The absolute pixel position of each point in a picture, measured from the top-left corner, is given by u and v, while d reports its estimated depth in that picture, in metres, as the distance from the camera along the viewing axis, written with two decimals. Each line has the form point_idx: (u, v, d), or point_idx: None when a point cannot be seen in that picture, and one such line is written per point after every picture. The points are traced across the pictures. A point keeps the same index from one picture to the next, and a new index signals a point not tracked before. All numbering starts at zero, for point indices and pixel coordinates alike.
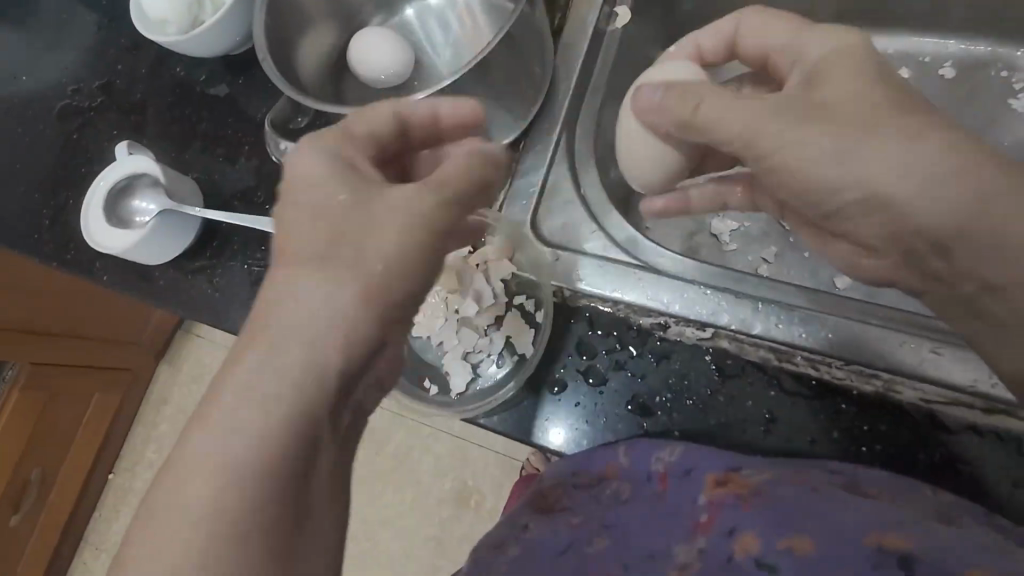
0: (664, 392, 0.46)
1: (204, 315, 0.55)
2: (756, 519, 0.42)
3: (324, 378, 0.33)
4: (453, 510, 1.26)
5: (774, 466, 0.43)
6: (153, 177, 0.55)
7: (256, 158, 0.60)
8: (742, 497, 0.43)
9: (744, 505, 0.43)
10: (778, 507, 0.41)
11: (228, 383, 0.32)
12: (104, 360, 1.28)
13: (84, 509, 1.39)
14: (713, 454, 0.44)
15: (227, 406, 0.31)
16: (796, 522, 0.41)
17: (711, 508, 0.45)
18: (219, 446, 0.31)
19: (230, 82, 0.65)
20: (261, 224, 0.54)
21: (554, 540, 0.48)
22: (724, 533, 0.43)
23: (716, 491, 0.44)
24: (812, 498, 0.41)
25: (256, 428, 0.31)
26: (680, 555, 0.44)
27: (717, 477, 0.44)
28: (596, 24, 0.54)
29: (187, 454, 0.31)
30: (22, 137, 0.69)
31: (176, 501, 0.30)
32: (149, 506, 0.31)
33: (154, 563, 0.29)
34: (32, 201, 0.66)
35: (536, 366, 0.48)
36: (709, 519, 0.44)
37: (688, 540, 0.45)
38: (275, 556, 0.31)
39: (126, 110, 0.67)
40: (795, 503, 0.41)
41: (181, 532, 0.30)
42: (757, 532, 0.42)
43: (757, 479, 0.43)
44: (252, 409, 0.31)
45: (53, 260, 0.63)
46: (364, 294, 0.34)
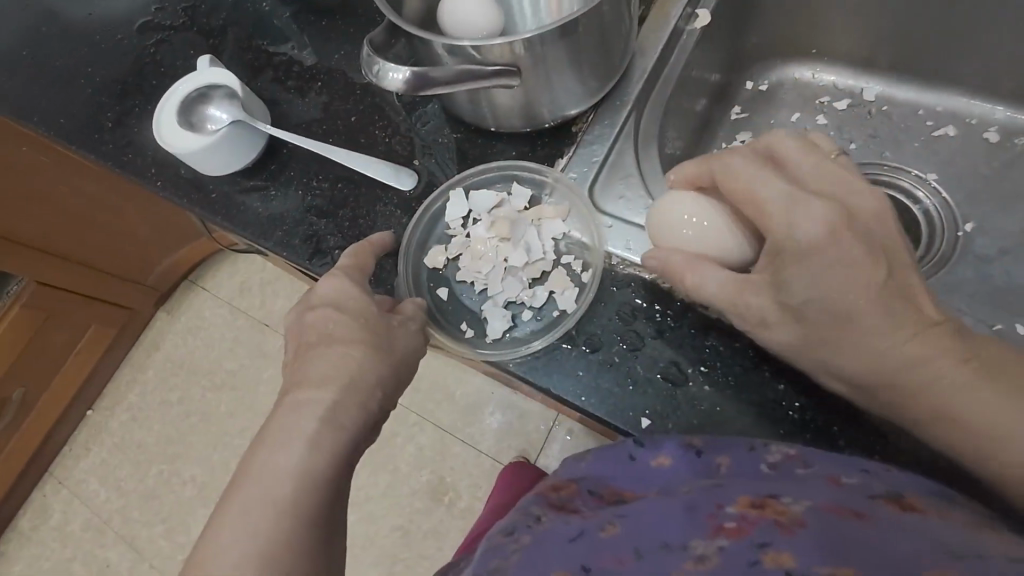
0: (698, 365, 0.46)
1: (250, 233, 0.57)
2: (801, 543, 0.32)
3: (373, 377, 0.44)
4: (427, 502, 1.28)
5: (827, 494, 0.36)
6: (233, 89, 0.58)
7: (325, 94, 0.62)
8: (780, 519, 0.34)
9: (783, 529, 0.33)
10: (822, 535, 0.32)
11: (305, 373, 0.44)
12: (104, 292, 1.37)
13: (59, 435, 1.45)
14: (750, 482, 0.38)
15: (305, 393, 0.43)
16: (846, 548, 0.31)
17: (742, 521, 0.35)
18: (302, 418, 0.42)
19: (311, 22, 0.67)
20: (330, 154, 0.57)
21: (561, 533, 0.39)
22: (752, 543, 0.33)
23: (747, 509, 0.36)
24: (863, 527, 0.33)
25: (326, 408, 0.43)
26: (695, 550, 0.34)
27: (751, 499, 0.36)
28: (676, 26, 0.58)
29: (278, 424, 0.43)
30: (101, 43, 0.72)
31: (273, 459, 0.41)
32: (252, 456, 0.42)
33: (256, 495, 0.40)
34: (100, 103, 0.68)
35: (574, 323, 0.49)
36: (737, 530, 0.34)
37: (707, 539, 0.35)
38: (325, 503, 0.41)
39: (205, 33, 0.69)
40: (843, 527, 0.33)
41: (277, 478, 0.40)
42: (796, 551, 0.32)
43: (799, 506, 0.35)
44: (320, 394, 0.43)
45: (111, 160, 0.65)
46: (380, 343, 0.46)
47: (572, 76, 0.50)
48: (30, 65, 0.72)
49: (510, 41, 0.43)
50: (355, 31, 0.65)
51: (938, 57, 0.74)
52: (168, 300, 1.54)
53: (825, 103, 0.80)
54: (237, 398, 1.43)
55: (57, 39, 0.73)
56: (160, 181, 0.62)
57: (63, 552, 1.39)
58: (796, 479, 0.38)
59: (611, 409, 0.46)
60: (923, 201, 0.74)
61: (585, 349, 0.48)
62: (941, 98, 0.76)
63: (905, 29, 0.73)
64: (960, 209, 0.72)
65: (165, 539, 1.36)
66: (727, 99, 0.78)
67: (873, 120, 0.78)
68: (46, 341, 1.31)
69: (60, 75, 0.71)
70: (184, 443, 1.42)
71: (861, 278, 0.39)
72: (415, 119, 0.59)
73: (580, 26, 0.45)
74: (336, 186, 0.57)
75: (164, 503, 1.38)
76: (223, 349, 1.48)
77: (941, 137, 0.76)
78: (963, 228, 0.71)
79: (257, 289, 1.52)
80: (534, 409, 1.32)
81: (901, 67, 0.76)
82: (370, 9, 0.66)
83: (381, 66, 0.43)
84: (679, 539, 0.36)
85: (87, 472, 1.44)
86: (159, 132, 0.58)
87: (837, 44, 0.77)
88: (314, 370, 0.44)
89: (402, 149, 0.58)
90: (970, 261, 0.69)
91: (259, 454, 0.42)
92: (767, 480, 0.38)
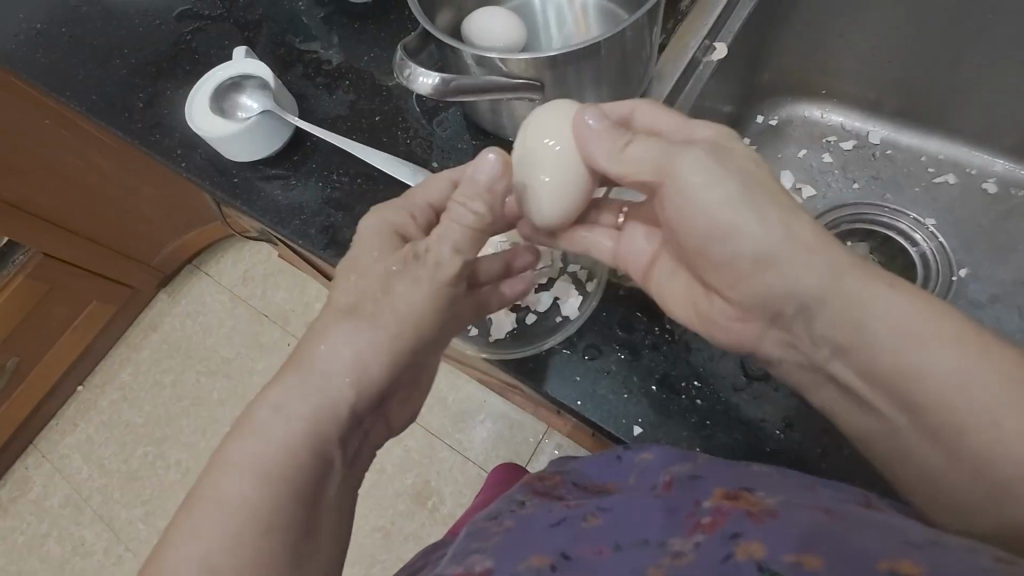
0: (690, 378, 0.49)
1: (268, 218, 0.59)
2: (770, 531, 0.34)
3: (374, 364, 0.45)
4: (408, 505, 1.28)
5: (803, 495, 0.38)
6: (267, 80, 0.60)
7: (352, 93, 0.64)
8: (751, 509, 0.36)
9: (755, 517, 0.35)
10: (792, 522, 0.34)
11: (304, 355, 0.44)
12: (109, 270, 1.37)
13: (48, 406, 1.45)
14: (726, 476, 0.41)
15: (301, 378, 0.43)
16: (813, 535, 0.32)
17: (717, 514, 0.37)
18: (294, 405, 0.43)
19: (345, 24, 0.69)
20: (351, 146, 0.59)
21: (541, 521, 0.41)
22: (726, 534, 0.35)
23: (722, 502, 0.38)
24: (835, 521, 0.34)
25: (321, 392, 0.43)
26: (672, 546, 0.36)
27: (726, 492, 0.39)
28: (693, 56, 0.60)
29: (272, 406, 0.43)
30: (140, 27, 0.74)
31: (257, 441, 0.41)
32: (236, 441, 0.42)
33: (237, 478, 0.40)
34: (134, 83, 0.71)
35: (575, 330, 0.51)
36: (712, 522, 0.36)
37: (685, 536, 0.37)
38: (309, 494, 0.41)
39: (242, 25, 0.72)
40: (811, 521, 0.34)
41: (263, 462, 0.40)
42: (767, 539, 0.33)
43: (771, 501, 0.37)
44: (320, 377, 0.44)
45: (139, 139, 0.67)
46: (386, 336, 0.45)
47: (591, 97, 0.52)
48: (68, 42, 0.75)
49: (534, 57, 0.45)
50: (386, 36, 0.68)
51: (943, 107, 0.77)
52: (170, 283, 1.56)
53: (832, 142, 0.83)
54: (231, 386, 1.44)
55: (98, 19, 0.76)
56: (185, 163, 0.64)
57: (39, 527, 1.38)
58: (774, 483, 0.40)
59: (604, 414, 0.48)
60: (920, 244, 0.76)
61: (584, 355, 0.50)
62: (944, 147, 0.79)
63: (912, 78, 0.76)
64: (956, 254, 0.75)
65: (143, 522, 1.35)
66: (739, 130, 0.81)
67: (877, 161, 0.81)
68: (46, 314, 1.32)
69: (97, 53, 0.73)
70: (172, 427, 1.42)
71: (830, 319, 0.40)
72: (437, 124, 0.61)
73: (605, 48, 0.47)
74: (356, 180, 0.59)
75: (146, 485, 1.38)
76: (222, 337, 1.49)
77: (942, 184, 0.78)
78: (958, 273, 0.73)
79: (259, 279, 1.53)
80: (523, 421, 1.32)
81: (907, 114, 0.79)
82: (402, 17, 0.69)
83: (412, 70, 0.46)
84: (658, 535, 0.38)
85: (72, 448, 1.44)
86: (190, 116, 0.60)
87: (847, 86, 0.80)
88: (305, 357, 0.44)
89: (422, 151, 0.60)
90: (961, 306, 0.71)
91: (238, 443, 0.41)
92: (745, 479, 0.40)
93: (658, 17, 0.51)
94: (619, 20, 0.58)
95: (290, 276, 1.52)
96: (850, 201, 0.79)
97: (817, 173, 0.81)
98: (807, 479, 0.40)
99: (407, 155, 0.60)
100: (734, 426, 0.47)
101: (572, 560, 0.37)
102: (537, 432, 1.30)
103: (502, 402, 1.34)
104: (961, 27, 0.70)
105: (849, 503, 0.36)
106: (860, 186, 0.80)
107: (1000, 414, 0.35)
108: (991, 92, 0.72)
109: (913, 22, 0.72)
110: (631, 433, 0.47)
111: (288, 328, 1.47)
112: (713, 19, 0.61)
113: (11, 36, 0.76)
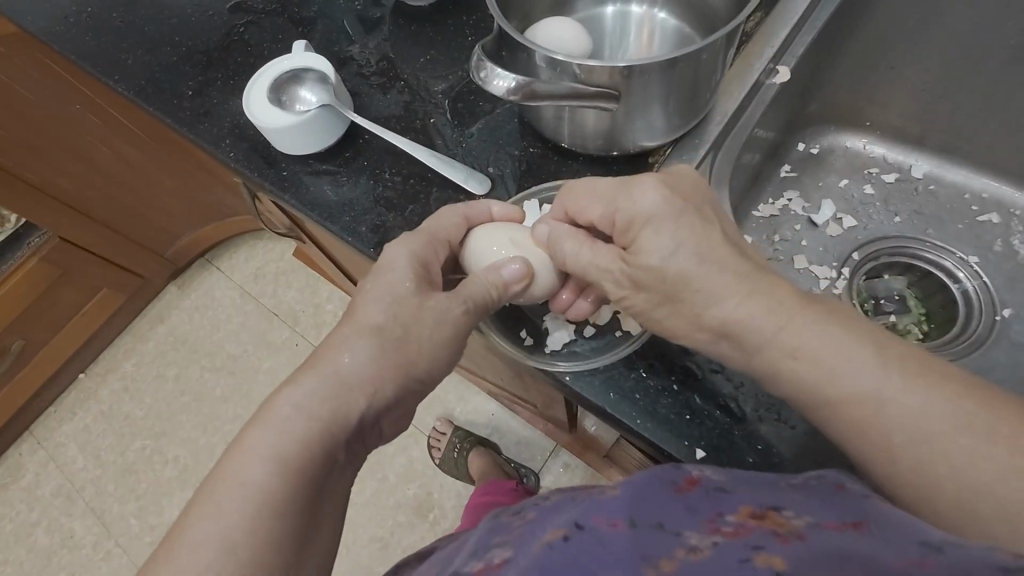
0: (751, 402, 0.48)
1: (316, 214, 0.59)
2: (798, 551, 0.30)
3: (388, 374, 0.45)
4: (409, 516, 1.24)
5: (835, 506, 0.34)
6: (327, 74, 0.61)
7: (406, 94, 0.64)
8: (779, 530, 0.32)
9: (782, 537, 0.32)
10: (823, 546, 0.30)
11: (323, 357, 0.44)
12: (121, 258, 1.36)
13: (49, 392, 1.42)
14: (756, 492, 0.37)
15: (315, 376, 0.44)
16: (844, 557, 0.29)
17: (741, 527, 0.33)
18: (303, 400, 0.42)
19: (400, 26, 0.69)
20: (409, 147, 0.59)
21: (557, 509, 0.40)
22: (747, 544, 0.32)
23: (748, 519, 0.34)
24: (862, 538, 0.31)
25: (331, 390, 0.43)
26: (689, 540, 0.33)
27: (752, 510, 0.35)
28: (757, 77, 0.62)
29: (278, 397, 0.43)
30: (192, 16, 0.74)
31: (261, 436, 0.41)
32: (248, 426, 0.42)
33: (241, 467, 0.39)
34: (183, 71, 0.70)
35: (632, 348, 0.50)
36: (734, 533, 0.33)
37: (702, 535, 0.34)
38: (308, 501, 0.41)
39: (295, 22, 0.72)
40: (841, 541, 0.31)
41: (269, 455, 0.40)
42: (789, 554, 0.30)
43: (800, 522, 0.33)
44: (334, 381, 0.43)
45: (186, 126, 0.66)
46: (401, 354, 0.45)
47: (658, 112, 0.52)
48: (119, 26, 0.75)
49: (612, 66, 0.45)
50: (441, 40, 0.68)
51: (989, 147, 0.76)
52: (181, 275, 1.54)
53: (874, 173, 0.82)
54: (235, 383, 1.42)
55: (150, 6, 0.76)
56: (233, 152, 0.63)
57: (28, 516, 1.34)
58: (809, 489, 0.36)
59: (664, 435, 0.47)
60: (963, 282, 0.75)
61: (643, 373, 0.49)
62: (989, 185, 0.78)
63: (960, 115, 0.76)
64: (998, 294, 0.74)
65: (136, 518, 1.32)
66: (780, 157, 0.79)
67: (919, 196, 0.80)
68: (52, 300, 1.28)
69: (146, 39, 0.73)
70: (172, 421, 1.40)
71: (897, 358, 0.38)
72: (491, 132, 0.61)
73: (682, 62, 0.47)
74: (409, 181, 0.59)
75: (141, 480, 1.35)
76: (231, 332, 1.47)
77: (985, 223, 0.78)
78: (1001, 312, 0.72)
79: (272, 276, 1.52)
80: (530, 437, 1.30)
81: (952, 150, 0.79)
82: (459, 21, 0.69)
83: (488, 71, 0.46)
84: (674, 526, 0.35)
85: (68, 437, 1.41)
86: (247, 105, 0.60)
87: (893, 119, 0.80)
88: (345, 379, 0.44)
89: (476, 156, 0.60)
90: (1004, 346, 0.70)
91: (250, 432, 0.41)
92: (783, 491, 0.37)
93: (734, 39, 0.50)
94: (691, 41, 0.61)
95: (304, 276, 1.51)
96: (891, 235, 0.78)
97: (858, 204, 0.80)
98: (837, 477, 0.36)
99: (460, 160, 0.60)
100: (797, 456, 0.46)
101: (586, 531, 0.35)
102: (544, 449, 1.28)
103: (510, 417, 1.32)
104: (1016, 67, 0.70)
105: (872, 500, 0.34)
106: (902, 220, 0.79)
107: None
108: None
109: (967, 60, 0.72)
110: (692, 456, 0.46)
111: (298, 328, 1.45)
112: (777, 44, 0.63)
113: (62, 17, 0.75)
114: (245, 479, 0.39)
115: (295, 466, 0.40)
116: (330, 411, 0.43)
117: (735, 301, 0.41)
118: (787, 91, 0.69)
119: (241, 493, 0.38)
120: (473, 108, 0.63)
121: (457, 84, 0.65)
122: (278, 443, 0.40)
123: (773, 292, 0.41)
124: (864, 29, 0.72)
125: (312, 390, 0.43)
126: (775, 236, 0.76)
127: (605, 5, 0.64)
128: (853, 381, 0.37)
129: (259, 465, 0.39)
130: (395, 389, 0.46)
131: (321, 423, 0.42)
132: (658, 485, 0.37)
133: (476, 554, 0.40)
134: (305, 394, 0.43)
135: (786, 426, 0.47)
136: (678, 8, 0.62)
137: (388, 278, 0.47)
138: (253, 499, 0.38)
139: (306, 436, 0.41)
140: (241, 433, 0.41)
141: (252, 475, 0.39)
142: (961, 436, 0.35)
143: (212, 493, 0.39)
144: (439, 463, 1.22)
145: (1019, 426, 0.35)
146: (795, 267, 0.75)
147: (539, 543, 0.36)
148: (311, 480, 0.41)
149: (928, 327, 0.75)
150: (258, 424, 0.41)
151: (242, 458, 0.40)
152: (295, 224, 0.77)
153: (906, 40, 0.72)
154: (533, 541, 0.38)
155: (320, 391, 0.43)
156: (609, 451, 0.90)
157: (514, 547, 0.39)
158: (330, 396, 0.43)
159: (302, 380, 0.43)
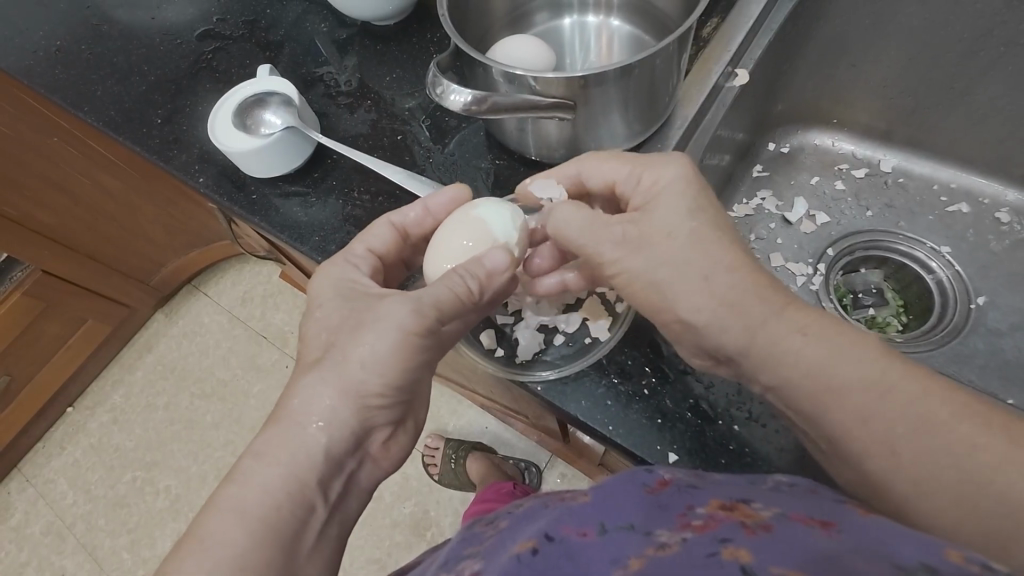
0: (722, 405, 0.48)
1: (287, 235, 0.59)
2: (763, 544, 0.30)
3: (338, 421, 0.44)
4: (408, 536, 1.22)
5: (806, 505, 0.34)
6: (290, 97, 0.61)
7: (374, 113, 0.65)
8: (747, 521, 0.32)
9: (749, 529, 0.31)
10: (787, 539, 0.30)
11: (282, 407, 0.45)
12: (106, 287, 1.34)
13: (37, 426, 1.40)
14: (725, 488, 0.37)
15: (276, 429, 0.44)
16: (813, 552, 0.28)
17: (710, 519, 0.33)
18: (263, 458, 0.43)
19: (365, 46, 0.70)
20: (376, 163, 0.59)
21: (529, 522, 0.40)
22: (715, 538, 0.31)
23: (716, 511, 0.34)
24: (828, 531, 0.31)
25: (287, 446, 0.43)
26: (658, 538, 0.33)
27: (722, 502, 0.35)
28: (717, 81, 0.63)
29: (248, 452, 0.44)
30: (161, 46, 0.75)
31: (237, 494, 0.41)
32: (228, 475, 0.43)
33: (214, 520, 0.40)
34: (151, 99, 0.70)
35: (603, 354, 0.51)
36: (703, 526, 0.33)
37: (672, 531, 0.33)
38: (280, 546, 0.41)
39: (263, 47, 0.72)
40: (808, 533, 0.31)
41: (233, 501, 0.41)
42: (756, 547, 0.29)
43: (770, 515, 0.33)
44: (286, 430, 0.44)
45: (155, 153, 0.66)
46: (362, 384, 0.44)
47: (619, 116, 0.53)
48: (89, 58, 0.75)
49: (568, 77, 0.46)
50: (407, 57, 0.69)
51: (952, 138, 0.78)
52: (168, 302, 1.53)
53: (844, 170, 0.83)
54: (225, 409, 1.40)
55: (118, 37, 0.76)
56: (202, 178, 0.63)
57: (18, 555, 1.31)
58: (778, 492, 0.37)
59: (637, 439, 0.47)
60: (937, 271, 0.76)
61: (615, 379, 0.49)
62: (955, 175, 0.79)
63: (923, 108, 0.77)
64: (972, 282, 0.74)
65: (128, 552, 1.29)
66: (751, 157, 0.80)
67: (890, 190, 0.81)
68: (36, 334, 1.27)
69: (116, 69, 0.74)
70: (163, 451, 1.38)
71: (853, 356, 0.38)
72: (458, 145, 0.62)
73: (637, 69, 0.48)
74: (378, 200, 0.60)
75: (133, 513, 1.32)
76: (220, 357, 1.45)
77: (955, 213, 0.78)
78: (975, 301, 0.73)
79: (259, 299, 1.51)
80: (525, 448, 1.29)
81: (917, 142, 0.80)
82: (423, 38, 0.70)
83: (444, 87, 0.48)
84: (646, 526, 0.34)
85: (57, 473, 1.39)
86: (213, 133, 0.61)
87: (859, 115, 0.81)
88: (311, 408, 0.44)
89: (444, 170, 0.61)
90: (980, 333, 0.70)
91: (227, 488, 0.42)
92: (750, 490, 0.37)
93: (687, 44, 0.51)
94: (645, 45, 0.62)
95: (291, 297, 1.50)
96: (864, 228, 0.79)
97: (830, 200, 0.81)
98: (810, 485, 0.37)
99: (429, 174, 0.61)
100: (774, 455, 0.46)
101: (556, 543, 0.35)
102: (540, 460, 1.27)
103: (504, 429, 1.31)
104: (974, 59, 0.71)
105: (840, 504, 0.34)
106: (873, 214, 0.80)
107: (998, 444, 0.35)
108: (1001, 124, 0.74)
109: (925, 54, 0.73)
110: (666, 460, 0.46)
111: (289, 349, 1.44)
112: (733, 47, 0.64)
113: (30, 52, 0.76)
114: (207, 535, 0.40)
115: (261, 516, 0.41)
116: (292, 456, 0.43)
117: (718, 292, 0.42)
118: (749, 94, 0.70)
119: (213, 550, 0.39)
120: (439, 124, 0.63)
121: (425, 100, 0.65)
122: (243, 500, 0.41)
123: (725, 297, 0.41)
124: (822, 30, 0.73)
125: (278, 439, 0.43)
126: (750, 237, 0.77)
127: (563, 16, 0.65)
128: (797, 382, 0.39)
129: (223, 521, 0.40)
130: (355, 413, 0.45)
131: (289, 469, 0.42)
132: (628, 487, 0.37)
133: (447, 566, 0.40)
134: (276, 444, 0.43)
135: (759, 426, 0.47)
136: (634, 14, 0.62)
137: (346, 309, 0.47)
138: (211, 557, 0.39)
139: (271, 490, 0.42)
140: (217, 488, 0.42)
141: (217, 530, 0.40)
142: (926, 439, 0.36)
143: (184, 546, 0.40)
144: (438, 479, 1.22)
145: (961, 424, 0.36)
146: (772, 266, 0.76)
147: (508, 555, 0.36)
148: (278, 531, 0.41)
149: (907, 318, 0.76)
150: (229, 480, 0.42)
151: (207, 514, 0.41)
152: (273, 247, 0.77)
153: (863, 40, 0.74)
154: (504, 552, 0.37)
155: (280, 439, 0.43)
156: (601, 458, 0.90)
157: (485, 559, 0.38)
158: (282, 439, 0.43)
159: (261, 443, 0.44)
